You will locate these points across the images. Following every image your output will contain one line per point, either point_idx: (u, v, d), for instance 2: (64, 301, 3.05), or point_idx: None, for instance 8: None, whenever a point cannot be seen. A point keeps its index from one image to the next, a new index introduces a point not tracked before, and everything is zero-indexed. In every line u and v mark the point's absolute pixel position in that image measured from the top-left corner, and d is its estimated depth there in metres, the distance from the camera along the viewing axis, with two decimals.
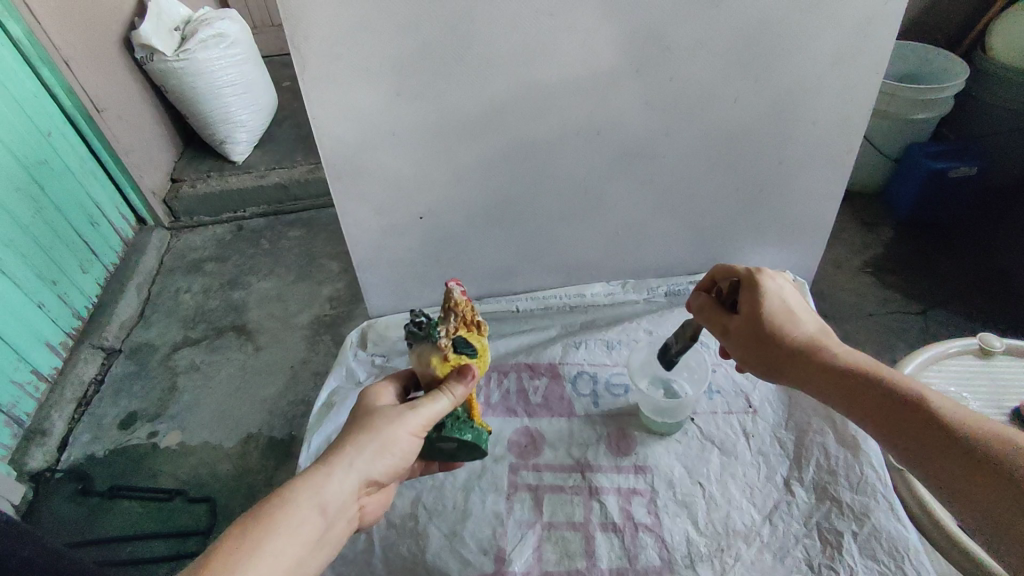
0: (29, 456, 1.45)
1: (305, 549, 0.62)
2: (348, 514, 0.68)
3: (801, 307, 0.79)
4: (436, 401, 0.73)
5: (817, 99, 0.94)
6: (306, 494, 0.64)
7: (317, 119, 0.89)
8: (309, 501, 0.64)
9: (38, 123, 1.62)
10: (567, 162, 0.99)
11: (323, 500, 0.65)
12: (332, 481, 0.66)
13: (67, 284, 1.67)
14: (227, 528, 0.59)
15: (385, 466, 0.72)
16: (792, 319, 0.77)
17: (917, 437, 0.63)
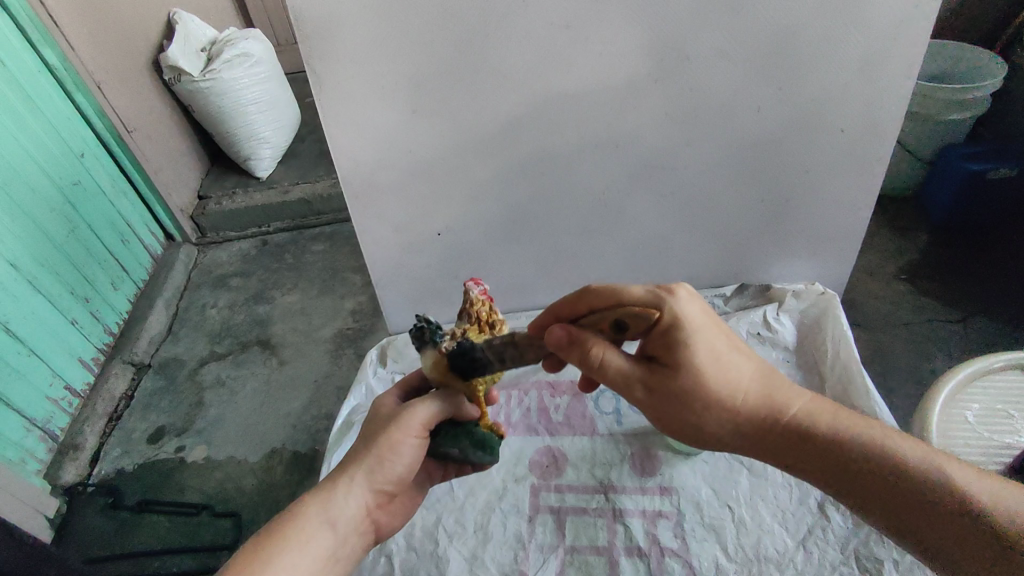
0: (63, 470, 1.49)
1: (318, 562, 0.62)
2: (361, 527, 0.69)
3: (727, 352, 0.64)
4: (434, 399, 0.70)
5: (846, 105, 0.91)
6: (316, 508, 0.65)
7: (336, 138, 0.89)
8: (318, 515, 0.65)
9: (72, 145, 1.67)
10: (587, 176, 0.97)
11: (333, 514, 0.65)
12: (342, 494, 0.67)
13: (100, 301, 1.71)
14: (238, 548, 0.60)
15: (393, 472, 0.69)
16: (723, 375, 0.63)
17: (897, 507, 0.60)
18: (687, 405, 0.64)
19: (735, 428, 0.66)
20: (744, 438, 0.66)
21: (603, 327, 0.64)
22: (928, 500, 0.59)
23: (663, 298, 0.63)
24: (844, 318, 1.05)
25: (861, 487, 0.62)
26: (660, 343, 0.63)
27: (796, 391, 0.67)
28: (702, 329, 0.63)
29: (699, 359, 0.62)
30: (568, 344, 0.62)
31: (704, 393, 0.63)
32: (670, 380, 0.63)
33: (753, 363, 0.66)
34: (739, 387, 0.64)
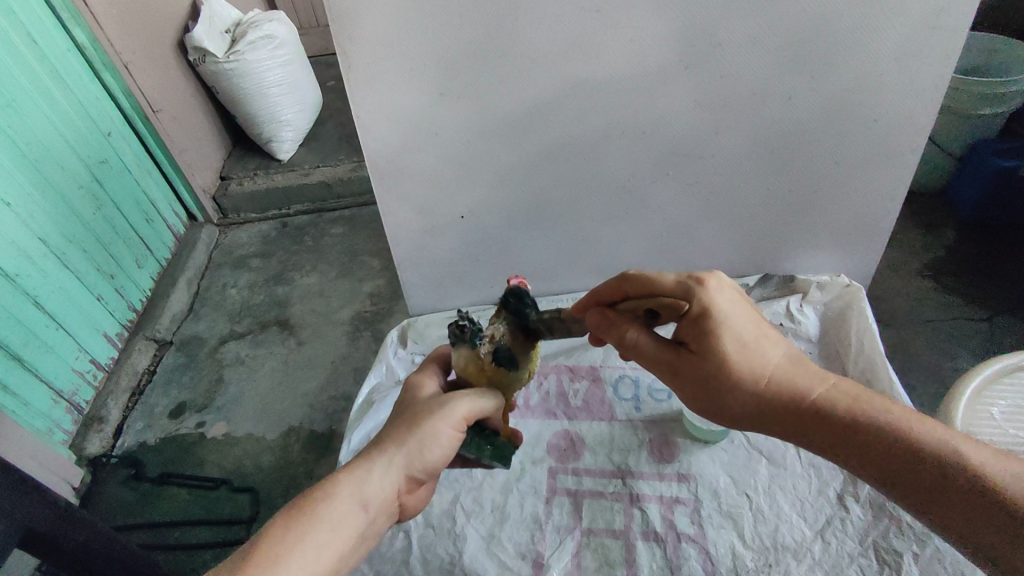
0: (87, 441, 1.53)
1: (349, 544, 0.62)
2: (390, 511, 0.68)
3: (754, 335, 0.66)
4: (483, 397, 0.72)
5: (880, 94, 0.89)
6: (348, 489, 0.64)
7: (362, 119, 0.89)
8: (351, 497, 0.64)
9: (100, 124, 1.69)
10: (612, 162, 0.97)
11: (366, 495, 0.65)
12: (375, 476, 0.66)
13: (124, 278, 1.74)
14: (272, 522, 0.60)
15: (427, 461, 0.69)
16: (751, 358, 0.65)
17: (924, 492, 0.59)
18: (715, 389, 0.66)
19: (766, 416, 0.66)
20: (772, 425, 0.67)
21: (636, 313, 0.72)
22: (955, 486, 0.58)
23: (693, 287, 0.67)
24: (869, 311, 1.05)
25: (888, 473, 0.61)
26: (689, 329, 0.67)
27: (829, 379, 0.66)
28: (729, 314, 0.66)
29: (726, 341, 0.65)
30: (604, 325, 0.70)
31: (731, 376, 0.65)
32: (697, 363, 0.66)
33: (783, 351, 0.68)
34: (767, 375, 0.66)
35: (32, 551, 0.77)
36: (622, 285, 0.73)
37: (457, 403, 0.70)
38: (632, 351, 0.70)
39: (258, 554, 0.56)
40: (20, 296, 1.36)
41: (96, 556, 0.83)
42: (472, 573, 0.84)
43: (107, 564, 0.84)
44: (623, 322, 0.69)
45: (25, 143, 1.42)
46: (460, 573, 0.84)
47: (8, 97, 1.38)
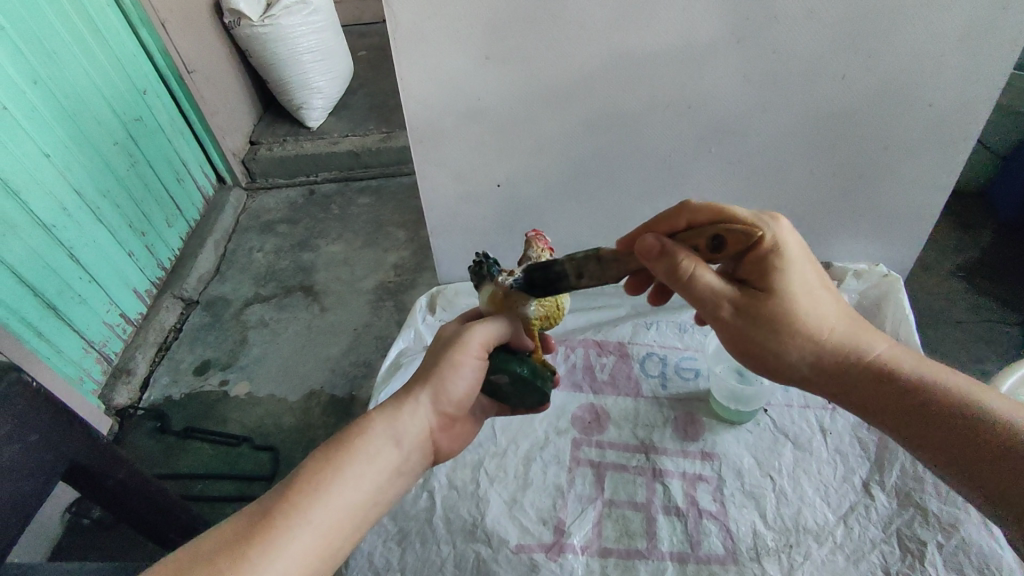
0: (115, 392, 1.57)
1: (385, 475, 0.63)
2: (424, 447, 0.69)
3: (817, 280, 0.67)
4: (497, 321, 0.73)
5: (934, 79, 0.87)
6: (382, 425, 0.65)
7: (405, 79, 0.89)
8: (385, 432, 0.65)
9: (136, 81, 1.71)
10: (653, 137, 0.96)
11: (398, 430, 0.66)
12: (407, 412, 0.67)
13: (154, 236, 1.77)
14: (309, 456, 0.61)
15: (454, 394, 0.71)
16: (813, 302, 0.66)
17: (962, 450, 0.60)
18: (771, 327, 0.65)
19: (815, 361, 0.66)
20: (820, 373, 0.67)
21: (697, 244, 0.63)
22: (995, 442, 0.58)
23: (767, 224, 0.66)
24: (906, 303, 1.03)
25: (927, 428, 0.62)
26: (753, 268, 0.65)
27: (880, 337, 0.68)
28: (797, 257, 0.66)
29: (791, 279, 0.65)
30: (656, 254, 0.62)
31: (794, 315, 0.65)
32: (760, 300, 0.65)
33: (839, 303, 0.68)
34: (825, 320, 0.66)
35: (74, 479, 0.81)
36: (681, 216, 0.68)
37: (471, 330, 0.71)
38: (687, 287, 0.63)
39: (297, 486, 0.58)
40: (56, 247, 1.39)
41: (132, 492, 0.87)
42: (494, 535, 0.85)
43: (141, 500, 0.89)
44: (678, 251, 0.62)
45: (65, 96, 1.44)
46: (481, 535, 0.85)
47: (49, 49, 1.39)
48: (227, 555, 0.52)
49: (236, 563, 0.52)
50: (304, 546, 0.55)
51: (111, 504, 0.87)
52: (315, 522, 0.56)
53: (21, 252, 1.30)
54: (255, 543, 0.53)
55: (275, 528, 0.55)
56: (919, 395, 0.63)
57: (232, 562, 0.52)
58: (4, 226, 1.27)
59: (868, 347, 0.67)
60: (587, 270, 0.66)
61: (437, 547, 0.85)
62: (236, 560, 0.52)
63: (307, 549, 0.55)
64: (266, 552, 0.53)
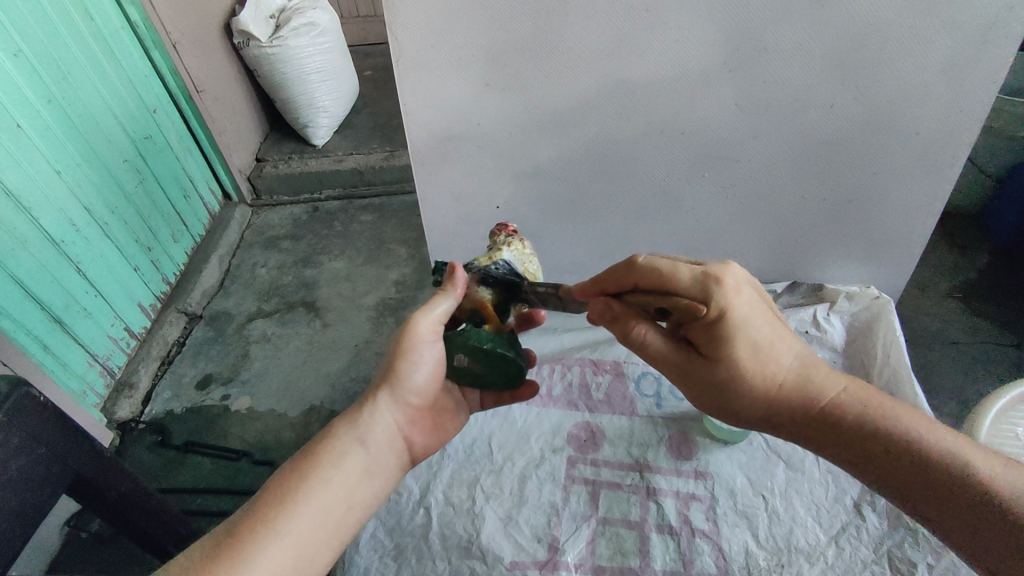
0: (118, 406, 1.59)
1: (353, 477, 0.65)
2: (395, 447, 0.71)
3: (771, 341, 0.65)
4: (435, 303, 0.72)
5: (922, 106, 0.89)
6: (345, 431, 0.68)
7: (408, 105, 0.93)
8: (349, 437, 0.67)
9: (146, 100, 1.75)
10: (648, 161, 0.99)
11: (363, 433, 0.68)
12: (368, 415, 0.69)
13: (160, 251, 1.80)
14: (277, 468, 0.65)
15: (413, 385, 0.71)
16: (764, 361, 0.65)
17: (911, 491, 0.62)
18: (725, 393, 0.67)
19: (773, 415, 0.68)
20: (776, 421, 0.68)
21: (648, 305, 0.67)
22: (944, 484, 0.61)
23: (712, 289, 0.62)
24: (897, 324, 1.04)
25: (878, 467, 0.64)
26: (703, 333, 0.64)
27: (836, 379, 0.68)
28: (746, 322, 0.63)
29: (739, 351, 0.64)
30: (608, 319, 0.68)
31: (743, 382, 0.66)
32: (710, 367, 0.65)
33: (796, 355, 0.67)
34: (778, 377, 0.66)
35: (77, 492, 0.82)
36: (627, 275, 0.67)
37: (412, 319, 0.71)
38: (641, 350, 0.68)
39: (265, 499, 0.61)
40: (63, 261, 1.42)
41: (133, 506, 0.88)
42: (489, 552, 0.86)
43: (142, 514, 0.90)
44: (628, 318, 0.67)
45: (77, 115, 1.48)
46: (476, 551, 0.86)
47: (64, 69, 1.44)
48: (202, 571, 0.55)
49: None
50: (277, 552, 0.57)
51: (112, 517, 0.89)
52: (285, 530, 0.59)
53: (29, 266, 1.33)
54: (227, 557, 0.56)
55: (246, 540, 0.57)
56: (873, 436, 0.64)
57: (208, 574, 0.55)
58: (13, 241, 1.29)
59: (822, 397, 0.66)
60: (549, 300, 0.77)
61: (433, 563, 0.86)
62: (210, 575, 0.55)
63: (280, 557, 0.57)
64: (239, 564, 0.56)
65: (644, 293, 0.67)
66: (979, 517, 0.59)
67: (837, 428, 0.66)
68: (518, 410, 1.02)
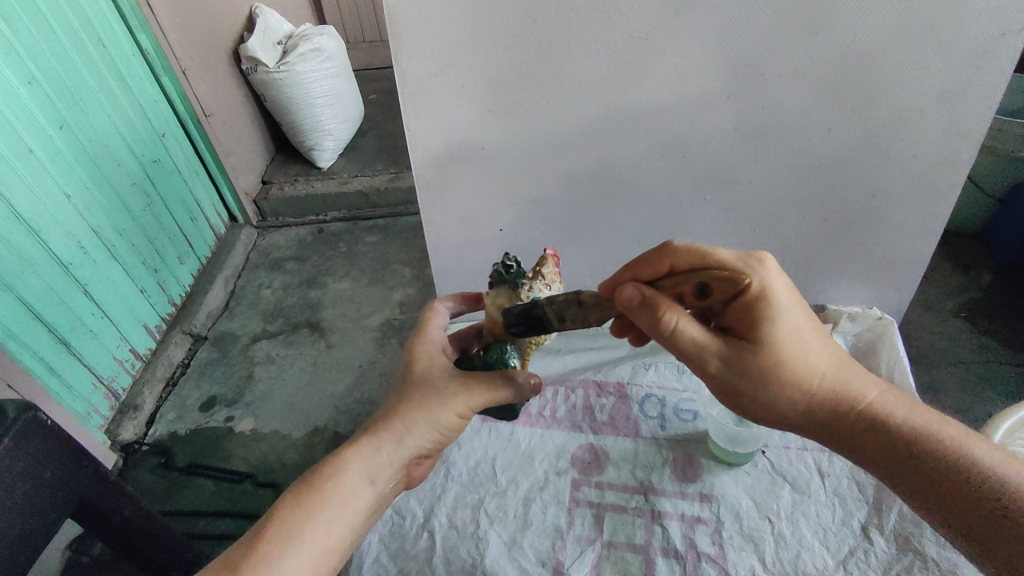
0: (121, 428, 1.58)
1: (357, 516, 0.65)
2: (398, 482, 0.71)
3: (808, 331, 0.66)
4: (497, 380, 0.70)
5: (920, 130, 0.90)
6: (358, 464, 0.66)
7: (412, 130, 0.94)
8: (360, 472, 0.66)
9: (156, 124, 1.78)
10: (650, 185, 1.00)
11: (374, 471, 0.67)
12: (382, 451, 0.68)
13: (166, 273, 1.82)
14: (285, 494, 0.64)
15: (431, 442, 0.71)
16: (800, 350, 0.65)
17: (931, 488, 0.63)
18: (761, 383, 0.65)
19: (804, 413, 0.67)
20: (804, 415, 0.67)
21: (682, 292, 0.63)
22: (962, 481, 0.62)
23: (753, 267, 0.66)
24: (900, 344, 1.05)
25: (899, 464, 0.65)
26: (740, 314, 0.65)
27: (866, 377, 0.68)
28: (784, 306, 0.65)
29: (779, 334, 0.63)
30: (639, 303, 0.63)
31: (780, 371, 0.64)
32: (746, 353, 0.64)
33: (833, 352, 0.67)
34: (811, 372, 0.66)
35: (81, 516, 0.83)
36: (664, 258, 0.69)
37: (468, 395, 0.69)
38: (671, 339, 0.63)
39: (273, 536, 0.61)
40: (71, 283, 1.43)
41: (136, 530, 0.88)
42: None
43: (145, 538, 0.90)
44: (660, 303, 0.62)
45: (88, 141, 1.51)
46: None
47: (76, 96, 1.47)
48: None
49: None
50: None
51: (115, 541, 0.88)
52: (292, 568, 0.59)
53: (38, 288, 1.34)
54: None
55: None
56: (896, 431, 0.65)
57: None
58: (23, 263, 1.31)
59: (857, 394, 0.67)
60: (568, 313, 0.66)
61: None
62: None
63: None
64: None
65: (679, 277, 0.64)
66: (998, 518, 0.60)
67: (867, 424, 0.66)
68: (522, 432, 1.02)
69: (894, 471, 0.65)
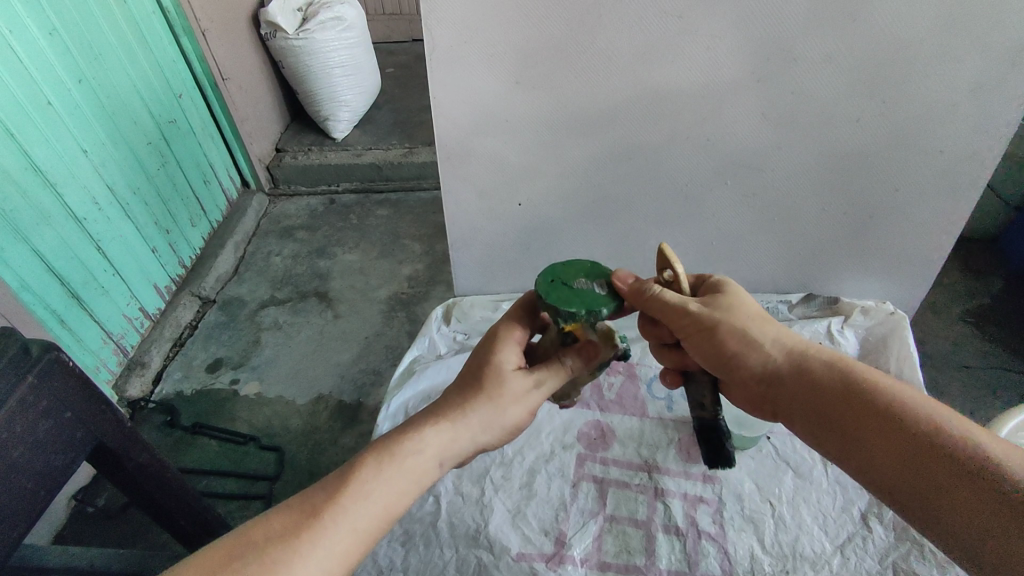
0: (128, 384, 1.60)
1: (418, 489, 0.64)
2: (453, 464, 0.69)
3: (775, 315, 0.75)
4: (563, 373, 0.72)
5: (946, 125, 0.90)
6: (434, 444, 0.65)
7: (437, 99, 0.94)
8: (434, 452, 0.65)
9: (173, 85, 1.78)
10: (671, 167, 1.00)
11: (444, 452, 0.66)
12: (458, 435, 0.67)
13: (178, 234, 1.83)
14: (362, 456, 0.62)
15: (495, 431, 0.69)
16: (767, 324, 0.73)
17: (915, 465, 0.59)
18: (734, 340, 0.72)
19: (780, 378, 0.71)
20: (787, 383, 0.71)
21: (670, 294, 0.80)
22: (951, 457, 0.58)
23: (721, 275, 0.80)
24: (910, 341, 1.07)
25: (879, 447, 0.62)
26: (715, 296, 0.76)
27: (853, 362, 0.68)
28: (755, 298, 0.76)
29: (749, 306, 0.74)
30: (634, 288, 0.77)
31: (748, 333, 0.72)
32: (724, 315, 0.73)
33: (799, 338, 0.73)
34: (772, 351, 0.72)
35: (97, 459, 0.84)
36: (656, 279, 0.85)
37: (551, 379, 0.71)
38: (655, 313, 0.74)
39: (343, 500, 0.58)
40: (84, 238, 1.44)
41: (149, 478, 0.90)
42: (496, 542, 0.87)
43: (157, 486, 0.91)
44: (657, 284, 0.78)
45: (105, 96, 1.50)
46: (484, 541, 0.88)
47: (95, 50, 1.46)
48: (261, 556, 0.53)
49: (269, 567, 0.52)
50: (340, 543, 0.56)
51: (129, 487, 0.90)
52: (349, 537, 0.57)
53: (51, 240, 1.35)
54: (295, 550, 0.54)
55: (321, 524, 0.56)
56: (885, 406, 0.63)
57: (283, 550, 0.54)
58: (38, 215, 1.32)
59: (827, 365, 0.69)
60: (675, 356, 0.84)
61: (440, 550, 0.87)
62: (270, 560, 0.53)
63: (345, 545, 0.57)
64: (303, 560, 0.54)
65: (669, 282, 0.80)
66: (991, 497, 0.55)
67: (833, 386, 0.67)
68: None
69: (886, 452, 0.61)
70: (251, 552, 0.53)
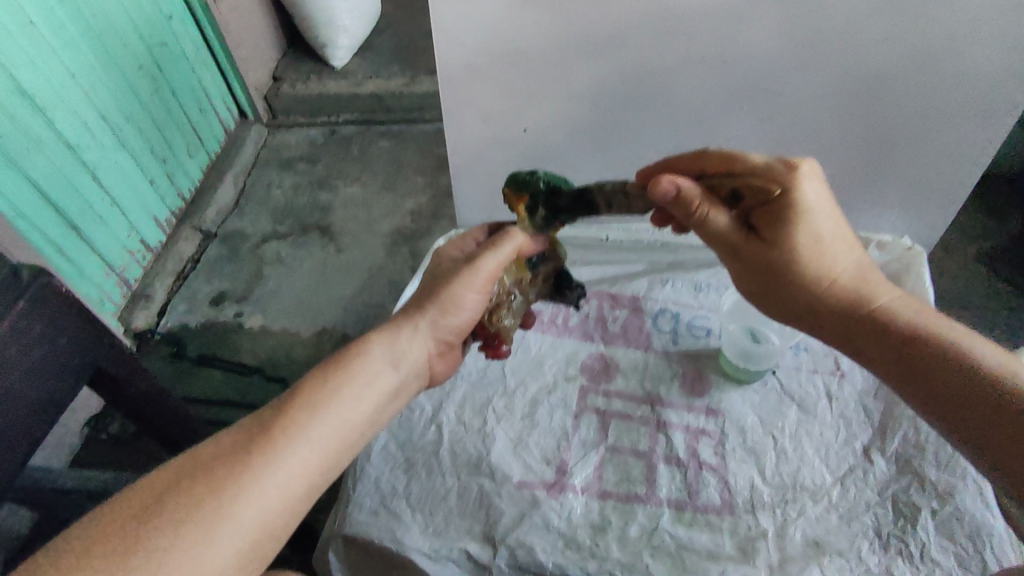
0: (133, 316, 1.62)
1: (384, 397, 0.64)
2: (420, 373, 0.71)
3: (834, 231, 0.73)
4: (501, 245, 0.75)
5: (982, 46, 0.84)
6: (380, 349, 0.67)
7: (437, 14, 0.87)
8: (383, 355, 0.66)
9: (163, 5, 1.68)
10: (685, 90, 0.94)
11: (397, 354, 0.67)
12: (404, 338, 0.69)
13: (175, 164, 1.78)
14: (310, 371, 0.63)
15: (451, 319, 0.73)
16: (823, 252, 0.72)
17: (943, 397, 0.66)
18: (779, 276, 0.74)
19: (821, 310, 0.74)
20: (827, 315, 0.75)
21: (721, 192, 0.76)
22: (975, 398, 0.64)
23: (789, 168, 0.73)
24: (926, 276, 1.04)
25: (901, 374, 0.70)
26: (769, 219, 0.73)
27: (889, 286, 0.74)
28: (817, 207, 0.72)
29: (804, 233, 0.72)
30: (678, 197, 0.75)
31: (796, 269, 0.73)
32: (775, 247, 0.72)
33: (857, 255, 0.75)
34: (836, 264, 0.73)
35: (100, 385, 0.85)
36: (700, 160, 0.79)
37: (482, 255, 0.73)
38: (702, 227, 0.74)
39: (295, 413, 0.57)
40: (79, 166, 1.40)
41: (153, 404, 0.90)
42: (497, 470, 0.88)
43: (161, 413, 0.92)
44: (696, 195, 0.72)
45: (92, 16, 1.42)
46: (485, 469, 0.89)
47: None
48: (215, 469, 0.53)
49: (220, 479, 0.52)
50: (304, 456, 0.56)
51: (133, 413, 0.91)
52: (309, 449, 0.56)
53: (45, 168, 1.32)
54: (247, 461, 0.53)
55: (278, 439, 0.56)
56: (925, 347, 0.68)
57: (240, 467, 0.53)
58: (30, 141, 1.28)
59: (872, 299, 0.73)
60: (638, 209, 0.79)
61: (442, 477, 0.88)
62: (219, 474, 0.53)
63: (309, 458, 0.56)
64: (256, 472, 0.53)
65: (719, 178, 0.75)
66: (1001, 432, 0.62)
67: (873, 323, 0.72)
68: (533, 338, 1.03)
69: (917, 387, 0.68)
70: (203, 467, 0.53)
